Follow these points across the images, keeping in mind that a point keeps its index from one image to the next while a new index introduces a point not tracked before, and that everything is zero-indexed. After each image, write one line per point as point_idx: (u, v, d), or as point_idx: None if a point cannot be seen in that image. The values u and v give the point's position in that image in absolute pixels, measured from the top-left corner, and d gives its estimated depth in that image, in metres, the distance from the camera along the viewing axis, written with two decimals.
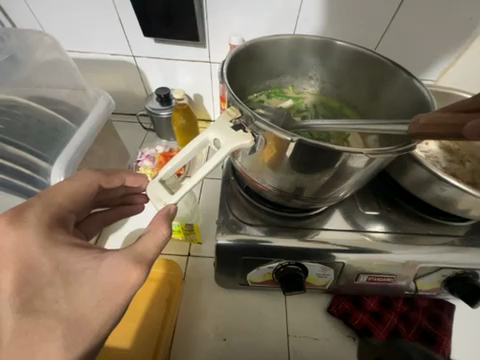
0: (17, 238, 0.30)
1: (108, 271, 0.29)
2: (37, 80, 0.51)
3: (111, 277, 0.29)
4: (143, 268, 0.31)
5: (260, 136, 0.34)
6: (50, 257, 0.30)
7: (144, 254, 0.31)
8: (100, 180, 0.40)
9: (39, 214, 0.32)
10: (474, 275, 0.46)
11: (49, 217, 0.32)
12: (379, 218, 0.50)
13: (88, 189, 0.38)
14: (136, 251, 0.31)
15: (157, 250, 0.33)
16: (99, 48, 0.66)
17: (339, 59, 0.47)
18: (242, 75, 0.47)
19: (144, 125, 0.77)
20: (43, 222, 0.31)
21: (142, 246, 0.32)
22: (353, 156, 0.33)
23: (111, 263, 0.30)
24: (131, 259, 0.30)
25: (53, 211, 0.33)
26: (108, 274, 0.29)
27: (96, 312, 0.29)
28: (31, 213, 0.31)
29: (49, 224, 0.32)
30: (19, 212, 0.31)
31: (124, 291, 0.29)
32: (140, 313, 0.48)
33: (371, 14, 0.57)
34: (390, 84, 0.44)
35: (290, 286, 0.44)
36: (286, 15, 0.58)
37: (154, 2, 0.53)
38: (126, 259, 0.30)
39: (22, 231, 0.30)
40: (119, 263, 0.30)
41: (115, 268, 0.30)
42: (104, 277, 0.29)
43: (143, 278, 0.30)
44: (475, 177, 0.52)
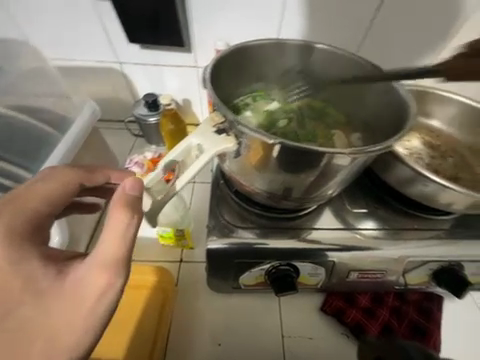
0: None
1: (75, 284, 0.27)
2: (21, 90, 0.50)
3: (79, 288, 0.27)
4: (111, 270, 0.27)
5: (244, 140, 0.35)
6: (20, 271, 0.26)
7: (107, 255, 0.27)
8: (82, 179, 0.33)
9: (10, 222, 0.27)
10: (459, 267, 0.48)
11: (20, 223, 0.27)
12: (368, 216, 0.51)
13: (66, 192, 0.31)
14: (97, 256, 0.27)
15: (121, 247, 0.28)
16: (84, 55, 0.65)
17: (321, 60, 0.48)
18: (226, 80, 0.47)
19: (132, 131, 0.76)
20: (14, 230, 0.27)
21: (103, 248, 0.27)
22: (336, 155, 0.35)
23: (73, 276, 0.27)
24: (97, 264, 0.27)
25: (26, 216, 0.28)
26: (76, 285, 0.27)
27: (72, 325, 0.26)
28: (3, 219, 0.27)
29: (22, 230, 0.27)
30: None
31: (97, 296, 0.27)
32: (133, 322, 0.47)
33: (352, 17, 0.59)
34: (370, 84, 0.46)
35: (282, 286, 0.44)
36: (270, 20, 0.59)
37: (138, 9, 0.54)
38: (89, 265, 0.27)
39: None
40: (84, 272, 0.27)
41: (81, 279, 0.27)
42: (69, 289, 0.26)
43: (113, 279, 0.27)
44: (457, 171, 0.54)
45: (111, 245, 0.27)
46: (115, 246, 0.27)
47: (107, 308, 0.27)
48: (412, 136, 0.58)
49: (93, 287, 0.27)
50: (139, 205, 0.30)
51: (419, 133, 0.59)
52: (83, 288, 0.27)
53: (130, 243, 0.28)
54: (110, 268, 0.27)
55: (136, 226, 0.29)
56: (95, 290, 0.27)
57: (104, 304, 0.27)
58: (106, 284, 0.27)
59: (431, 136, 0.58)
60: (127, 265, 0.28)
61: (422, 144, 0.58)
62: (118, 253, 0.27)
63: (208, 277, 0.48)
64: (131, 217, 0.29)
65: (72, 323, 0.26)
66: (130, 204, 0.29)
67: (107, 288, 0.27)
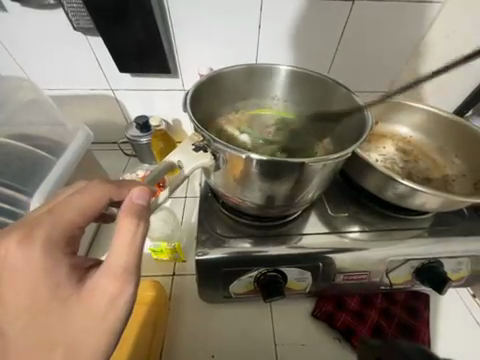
0: (22, 257, 0.27)
1: (92, 293, 0.28)
2: (18, 120, 0.54)
3: (96, 298, 0.28)
4: (122, 280, 0.28)
5: (221, 155, 0.39)
6: (52, 277, 0.27)
7: (117, 264, 0.28)
8: (112, 193, 0.33)
9: (50, 232, 0.28)
10: (439, 264, 0.50)
11: (57, 235, 0.28)
12: (349, 219, 0.54)
13: (97, 207, 0.31)
14: (109, 265, 0.28)
15: (134, 258, 0.29)
16: (79, 84, 0.71)
17: (290, 80, 0.54)
18: (206, 103, 0.51)
19: (125, 152, 0.79)
20: (51, 241, 0.28)
21: (114, 259, 0.28)
22: (308, 164, 0.38)
23: (91, 284, 0.28)
24: (107, 273, 0.28)
25: (61, 229, 0.29)
26: (94, 295, 0.28)
27: (89, 336, 0.27)
28: (41, 230, 0.28)
29: (56, 242, 0.28)
30: (28, 227, 0.28)
31: (110, 306, 0.28)
32: (127, 345, 0.46)
33: (322, 41, 0.66)
34: (335, 98, 0.51)
35: (271, 292, 0.46)
36: (248, 46, 0.66)
37: (127, 44, 0.59)
38: (100, 275, 0.28)
39: (24, 251, 0.27)
40: (99, 281, 0.28)
41: (97, 288, 0.28)
42: (91, 298, 0.28)
43: (122, 289, 0.28)
44: (429, 173, 0.58)
45: (119, 253, 0.28)
46: (124, 256, 0.28)
47: (118, 317, 0.28)
48: (385, 143, 0.63)
49: (105, 295, 0.28)
50: (146, 212, 0.31)
51: (392, 139, 0.64)
52: (100, 297, 0.28)
53: (137, 252, 0.29)
54: (122, 278, 0.28)
55: (142, 234, 0.30)
56: (108, 299, 0.28)
57: (117, 314, 0.28)
58: (118, 292, 0.28)
59: (403, 142, 0.63)
60: (137, 273, 0.29)
61: (395, 149, 0.62)
62: (127, 262, 0.28)
63: (200, 288, 0.50)
64: (137, 224, 0.30)
65: (90, 333, 0.27)
66: (137, 213, 0.30)
67: (118, 296, 0.28)
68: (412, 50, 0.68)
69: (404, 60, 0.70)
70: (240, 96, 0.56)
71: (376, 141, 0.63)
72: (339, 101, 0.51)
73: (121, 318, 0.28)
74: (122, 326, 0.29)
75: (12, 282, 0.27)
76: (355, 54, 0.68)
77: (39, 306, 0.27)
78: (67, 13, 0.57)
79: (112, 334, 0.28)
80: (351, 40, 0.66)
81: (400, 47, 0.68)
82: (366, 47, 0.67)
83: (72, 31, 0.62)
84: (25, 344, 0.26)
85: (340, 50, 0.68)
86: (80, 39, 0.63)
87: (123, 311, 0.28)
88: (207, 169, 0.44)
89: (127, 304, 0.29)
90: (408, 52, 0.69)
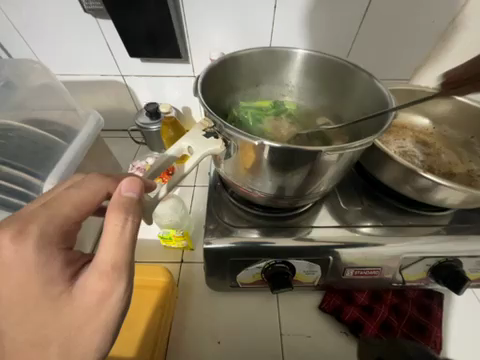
0: (15, 254, 0.26)
1: (83, 290, 0.28)
2: (31, 105, 0.55)
3: (86, 295, 0.28)
4: (113, 277, 0.28)
5: (233, 142, 0.38)
6: (45, 273, 0.27)
7: (108, 261, 0.28)
8: (110, 187, 0.33)
9: (44, 228, 0.28)
10: (458, 263, 0.47)
11: (53, 230, 0.28)
12: (362, 213, 0.52)
13: (93, 202, 0.31)
14: (98, 262, 0.28)
15: (124, 255, 0.29)
16: (90, 69, 0.70)
17: (306, 64, 0.50)
18: (217, 88, 0.49)
19: (136, 140, 0.80)
20: (46, 237, 0.28)
21: (104, 256, 0.28)
22: (323, 153, 0.36)
23: (83, 281, 0.28)
24: (97, 270, 0.28)
25: (58, 225, 0.28)
26: (85, 293, 0.28)
27: (82, 333, 0.28)
28: (35, 226, 0.27)
29: (52, 237, 0.28)
30: (22, 224, 0.27)
31: (101, 303, 0.28)
32: (141, 325, 0.48)
33: (341, 23, 0.61)
34: (354, 83, 0.48)
35: (278, 283, 0.45)
36: (262, 29, 0.63)
37: (138, 26, 0.57)
38: (91, 272, 0.28)
39: (18, 246, 0.26)
40: (88, 279, 0.28)
41: (86, 286, 0.28)
42: (81, 297, 0.28)
43: (113, 286, 0.28)
44: (452, 168, 0.55)
45: (108, 250, 0.28)
46: (114, 253, 0.28)
47: (111, 313, 0.29)
48: (405, 134, 0.59)
49: (95, 293, 0.28)
50: (136, 208, 0.31)
51: (412, 130, 0.60)
52: (90, 295, 0.28)
53: (128, 249, 0.29)
54: (112, 275, 0.28)
55: (130, 230, 0.29)
56: (98, 296, 0.28)
57: (109, 311, 0.28)
58: (108, 290, 0.28)
59: (424, 134, 0.59)
60: (128, 270, 0.29)
61: (415, 141, 0.58)
62: (117, 259, 0.28)
63: (207, 276, 0.50)
64: (125, 220, 0.29)
65: (84, 330, 0.28)
66: (124, 208, 0.30)
67: (109, 293, 0.28)
68: (441, 32, 0.62)
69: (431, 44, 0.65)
70: (252, 83, 0.54)
71: (394, 132, 0.60)
72: (359, 87, 0.47)
73: (115, 314, 0.29)
74: (115, 322, 0.29)
75: (4, 279, 0.27)
76: (376, 38, 0.64)
77: (32, 303, 0.27)
78: None
79: (106, 331, 0.29)
80: (373, 22, 0.61)
81: (427, 30, 0.62)
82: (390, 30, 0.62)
83: (82, 13, 0.61)
84: (21, 338, 0.27)
85: (361, 33, 0.63)
86: (91, 22, 0.62)
87: (115, 307, 0.29)
88: (217, 157, 0.43)
89: (119, 301, 0.29)
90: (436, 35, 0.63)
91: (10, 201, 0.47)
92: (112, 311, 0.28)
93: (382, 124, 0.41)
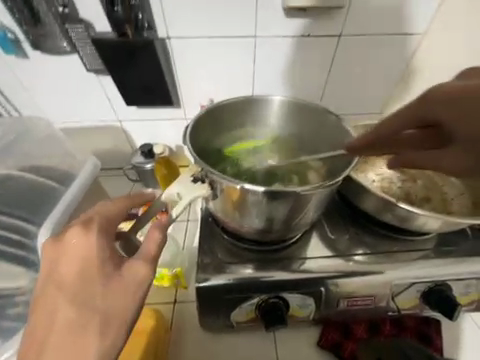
0: (80, 239, 0.32)
1: (128, 272, 0.33)
2: (32, 154, 0.58)
3: (130, 274, 0.33)
4: (153, 262, 0.34)
5: (218, 185, 0.41)
6: (101, 256, 0.32)
7: (150, 250, 0.35)
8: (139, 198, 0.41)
9: (102, 221, 0.35)
10: (447, 287, 0.48)
11: (107, 224, 0.35)
12: (350, 241, 0.53)
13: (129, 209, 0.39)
14: (143, 251, 0.35)
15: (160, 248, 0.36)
16: (89, 117, 0.76)
17: (283, 109, 0.57)
18: (203, 133, 0.54)
19: (130, 178, 0.83)
20: (103, 227, 0.34)
21: (147, 246, 0.35)
22: (300, 192, 0.40)
23: (128, 264, 0.33)
24: (142, 256, 0.34)
25: (109, 221, 0.35)
26: (130, 275, 0.33)
27: (121, 308, 0.31)
28: (96, 220, 0.34)
29: (106, 228, 0.34)
30: (87, 219, 0.34)
31: (142, 284, 0.33)
32: None
33: (313, 71, 0.70)
34: (325, 123, 0.54)
35: (273, 320, 0.45)
36: (245, 78, 0.71)
37: (134, 79, 0.65)
38: (135, 258, 0.34)
39: (85, 232, 0.33)
40: (133, 262, 0.33)
41: (131, 267, 0.33)
42: (127, 276, 0.32)
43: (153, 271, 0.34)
44: (427, 192, 0.59)
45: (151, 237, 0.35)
46: (155, 244, 0.36)
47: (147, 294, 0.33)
48: (382, 163, 0.64)
49: (137, 273, 0.33)
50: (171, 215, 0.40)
51: None
52: (133, 275, 0.33)
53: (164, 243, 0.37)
54: (153, 261, 0.35)
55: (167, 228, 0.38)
56: (139, 278, 0.33)
57: (145, 290, 0.33)
58: (147, 271, 0.33)
59: None
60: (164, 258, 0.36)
61: (392, 169, 0.63)
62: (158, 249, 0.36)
63: (200, 316, 0.49)
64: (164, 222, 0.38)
65: (124, 304, 0.32)
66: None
67: (148, 274, 0.33)
68: (400, 74, 0.72)
69: (393, 84, 0.74)
70: (235, 126, 0.59)
71: (372, 161, 0.64)
72: (330, 126, 0.54)
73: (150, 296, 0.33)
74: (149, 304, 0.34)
75: (66, 260, 0.32)
76: (346, 81, 0.73)
77: (86, 282, 0.31)
78: (81, 57, 0.64)
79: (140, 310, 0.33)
80: (341, 70, 0.71)
81: (388, 73, 0.72)
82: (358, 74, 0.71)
83: (84, 72, 0.68)
84: (68, 315, 0.29)
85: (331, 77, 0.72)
86: (92, 79, 0.69)
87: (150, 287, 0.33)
88: (205, 197, 0.46)
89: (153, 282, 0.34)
90: (396, 77, 0.73)
91: (6, 250, 0.48)
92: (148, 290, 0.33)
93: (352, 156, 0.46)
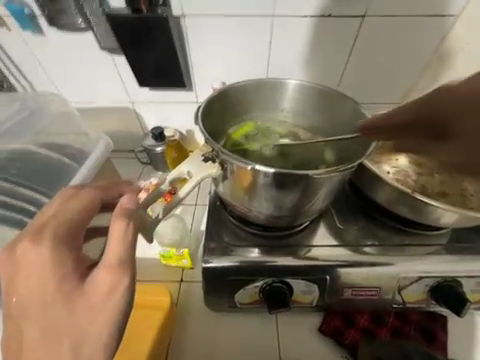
0: (34, 257, 0.30)
1: (93, 286, 0.30)
2: (48, 130, 0.59)
3: (95, 290, 0.30)
4: (120, 272, 0.31)
5: (229, 166, 0.41)
6: (58, 272, 0.30)
7: (114, 258, 0.31)
8: (103, 195, 0.37)
9: (55, 232, 0.32)
10: (458, 283, 0.47)
11: (61, 234, 0.32)
12: (360, 232, 0.52)
13: (91, 210, 0.35)
14: (106, 260, 0.31)
15: (127, 254, 0.32)
16: (102, 97, 0.76)
17: (299, 93, 0.55)
18: (216, 114, 0.53)
19: (141, 160, 0.84)
20: (57, 239, 0.31)
21: (110, 253, 0.31)
22: (312, 176, 0.39)
23: (91, 277, 0.30)
24: (105, 267, 0.31)
25: (64, 229, 0.32)
26: (95, 287, 0.30)
27: (90, 323, 0.29)
28: (47, 233, 0.31)
29: (62, 239, 0.32)
30: (38, 232, 0.31)
31: (110, 297, 0.30)
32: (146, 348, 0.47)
33: (332, 55, 0.67)
34: (343, 109, 0.52)
35: (276, 303, 0.46)
36: (260, 61, 0.69)
37: (147, 59, 0.64)
38: (99, 269, 0.31)
39: (38, 250, 0.30)
40: (97, 276, 0.30)
41: (95, 282, 0.30)
42: (91, 291, 0.30)
43: (119, 281, 0.30)
44: (445, 187, 0.56)
45: (114, 247, 0.31)
46: (119, 250, 0.31)
47: (118, 307, 0.30)
48: (398, 155, 0.62)
49: (103, 287, 0.30)
50: (136, 214, 0.35)
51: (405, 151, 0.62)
52: (99, 290, 0.30)
53: (131, 247, 0.32)
54: (118, 270, 0.31)
55: (132, 232, 0.33)
56: (105, 290, 0.30)
57: (115, 304, 0.30)
58: (114, 285, 0.30)
59: None
60: (132, 266, 0.32)
61: (409, 161, 0.60)
62: (122, 255, 0.31)
63: (205, 295, 0.50)
64: (127, 225, 0.33)
65: (93, 321, 0.29)
66: (125, 215, 0.33)
67: (115, 287, 0.30)
68: (426, 60, 0.68)
69: (418, 71, 0.69)
70: (247, 109, 0.58)
71: (387, 153, 0.62)
72: (347, 112, 0.52)
73: (123, 307, 0.31)
74: (123, 314, 0.31)
75: (23, 279, 0.30)
76: (365, 67, 0.69)
77: (44, 303, 0.29)
78: (97, 36, 0.63)
79: (114, 322, 0.30)
80: (361, 54, 0.67)
81: (412, 59, 0.68)
82: (380, 60, 0.68)
83: (98, 51, 0.68)
84: (35, 338, 0.28)
85: (350, 63, 0.68)
86: (106, 58, 0.69)
87: (120, 301, 0.30)
88: (215, 179, 0.46)
89: (122, 295, 0.30)
90: (421, 63, 0.68)
91: (20, 220, 0.49)
92: (117, 303, 0.30)
93: (371, 143, 0.44)
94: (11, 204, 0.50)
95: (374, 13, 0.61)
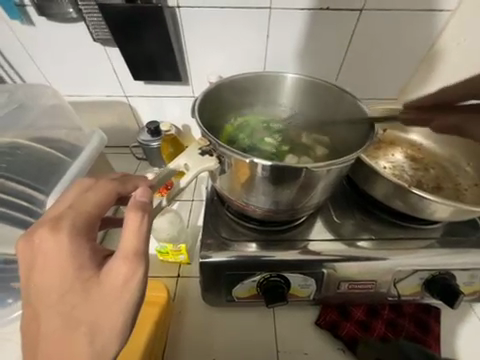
0: (53, 244, 0.29)
1: (109, 275, 0.30)
2: (40, 124, 0.58)
3: (111, 279, 0.30)
4: (134, 263, 0.30)
5: (226, 160, 0.40)
6: (77, 260, 0.30)
7: (129, 248, 0.31)
8: (119, 189, 0.36)
9: (74, 220, 0.31)
10: (451, 276, 0.48)
11: (80, 223, 0.31)
12: (356, 227, 0.53)
13: (109, 201, 0.35)
14: (122, 250, 0.31)
15: (141, 245, 0.31)
16: (95, 90, 0.74)
17: (296, 87, 0.55)
18: (213, 108, 0.52)
19: (136, 155, 0.83)
20: (75, 228, 0.31)
21: (125, 244, 0.31)
22: (310, 169, 0.38)
23: (108, 267, 0.30)
24: (121, 256, 0.30)
25: (83, 219, 0.32)
26: (111, 277, 0.30)
27: (107, 312, 0.29)
28: (66, 220, 0.31)
29: (81, 228, 0.31)
30: (58, 219, 0.31)
31: (126, 286, 0.30)
32: (142, 342, 0.46)
33: (330, 49, 0.67)
34: (340, 103, 0.52)
35: (274, 297, 0.46)
36: (256, 55, 0.68)
37: (141, 52, 0.62)
38: (115, 259, 0.30)
39: (56, 238, 0.30)
40: (113, 266, 0.30)
41: (111, 270, 0.30)
42: (108, 280, 0.29)
43: (133, 272, 0.30)
44: (439, 182, 0.57)
45: (129, 238, 0.31)
46: (134, 241, 0.31)
47: (133, 297, 0.30)
48: (394, 150, 0.62)
49: (119, 277, 0.30)
50: (150, 207, 0.34)
51: (401, 146, 0.63)
52: (115, 278, 0.30)
53: (145, 238, 0.32)
54: (133, 260, 0.30)
55: (147, 224, 0.32)
56: (122, 280, 0.30)
57: (131, 294, 0.30)
58: (130, 275, 0.30)
59: (412, 150, 0.62)
60: (147, 257, 0.31)
61: (404, 157, 0.61)
62: (138, 246, 0.31)
63: (203, 289, 0.50)
64: (142, 216, 0.32)
65: (110, 311, 0.29)
66: (140, 207, 0.33)
67: (131, 276, 0.30)
68: (423, 56, 0.68)
69: (414, 67, 0.69)
70: (244, 103, 0.57)
71: (384, 148, 0.62)
72: (345, 106, 0.51)
73: (138, 298, 0.30)
74: (139, 305, 0.31)
75: (42, 267, 0.29)
76: (362, 62, 0.69)
77: (63, 290, 0.29)
78: (88, 26, 0.61)
79: (130, 313, 0.30)
80: (359, 48, 0.67)
81: (409, 55, 0.68)
82: (377, 55, 0.68)
83: (91, 41, 0.66)
84: (52, 326, 0.28)
85: (347, 58, 0.68)
86: (99, 50, 0.67)
87: (135, 291, 0.30)
88: (213, 173, 0.45)
89: (138, 285, 0.30)
90: (417, 59, 0.68)
91: (12, 216, 0.48)
92: (133, 295, 0.30)
93: (367, 137, 0.44)
94: (3, 199, 0.49)
95: (373, 6, 0.60)
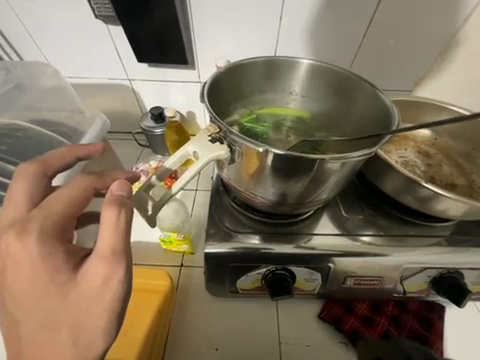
0: (22, 249, 0.28)
1: (87, 276, 0.29)
2: (37, 106, 0.56)
3: (88, 281, 0.29)
4: (112, 263, 0.29)
5: (237, 148, 0.38)
6: (50, 264, 0.28)
7: (107, 247, 0.29)
8: (95, 184, 0.34)
9: (43, 223, 0.29)
10: (459, 275, 0.47)
11: (51, 225, 0.29)
12: (364, 223, 0.51)
13: (84, 199, 0.33)
14: (99, 249, 0.29)
15: (117, 243, 0.29)
16: (98, 73, 0.71)
17: (311, 75, 0.52)
18: (222, 94, 0.50)
19: (139, 142, 0.80)
20: (45, 231, 0.29)
21: (102, 243, 0.29)
22: (327, 161, 0.36)
23: (86, 267, 0.29)
24: (99, 256, 0.29)
25: (54, 222, 0.30)
26: (89, 278, 0.29)
27: (88, 312, 0.28)
28: (35, 224, 0.29)
29: (53, 231, 0.29)
30: (24, 223, 0.29)
31: (105, 286, 0.29)
32: (144, 324, 0.47)
33: (346, 35, 0.63)
34: (357, 94, 0.50)
35: (279, 291, 0.45)
36: (268, 38, 0.64)
37: (147, 32, 0.59)
38: (93, 259, 0.29)
39: (24, 243, 0.28)
40: (91, 267, 0.29)
41: (89, 272, 0.29)
42: (85, 283, 0.28)
43: (113, 271, 0.29)
44: (454, 179, 0.55)
45: (106, 237, 0.29)
46: (111, 240, 0.29)
47: (115, 296, 0.29)
48: (407, 145, 0.60)
49: (97, 278, 0.29)
50: (128, 203, 0.32)
51: (414, 141, 0.60)
52: (93, 281, 0.29)
53: (123, 236, 0.30)
54: (111, 260, 0.29)
55: (125, 220, 0.31)
56: (100, 280, 0.29)
57: (112, 293, 0.29)
58: (109, 275, 0.29)
59: (426, 145, 0.60)
60: (128, 255, 0.30)
61: (417, 152, 0.59)
62: (116, 245, 0.29)
63: (207, 281, 0.50)
64: (119, 213, 0.30)
65: (91, 312, 0.28)
66: (117, 203, 0.31)
67: (111, 276, 0.29)
68: (444, 45, 0.63)
69: (434, 56, 0.66)
70: (254, 90, 0.54)
71: (397, 142, 0.60)
72: (362, 96, 0.49)
73: (121, 297, 0.30)
74: (122, 303, 0.30)
75: (14, 272, 0.28)
76: (379, 49, 0.65)
77: (38, 295, 0.28)
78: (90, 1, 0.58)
79: (113, 311, 0.30)
80: (377, 35, 0.63)
81: (429, 43, 0.64)
82: (395, 43, 0.64)
83: (94, 20, 0.62)
84: (31, 330, 0.28)
85: (363, 45, 0.64)
86: (101, 28, 0.64)
87: (116, 289, 0.29)
88: (220, 162, 0.43)
89: (120, 285, 0.29)
90: (437, 49, 0.64)
91: None
92: (114, 294, 0.29)
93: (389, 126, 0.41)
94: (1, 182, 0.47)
95: None
